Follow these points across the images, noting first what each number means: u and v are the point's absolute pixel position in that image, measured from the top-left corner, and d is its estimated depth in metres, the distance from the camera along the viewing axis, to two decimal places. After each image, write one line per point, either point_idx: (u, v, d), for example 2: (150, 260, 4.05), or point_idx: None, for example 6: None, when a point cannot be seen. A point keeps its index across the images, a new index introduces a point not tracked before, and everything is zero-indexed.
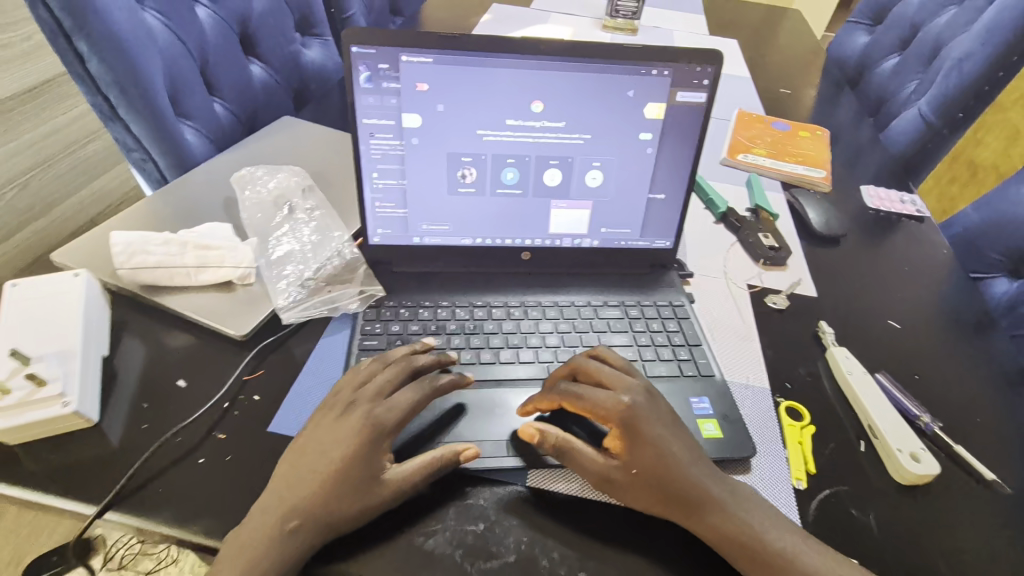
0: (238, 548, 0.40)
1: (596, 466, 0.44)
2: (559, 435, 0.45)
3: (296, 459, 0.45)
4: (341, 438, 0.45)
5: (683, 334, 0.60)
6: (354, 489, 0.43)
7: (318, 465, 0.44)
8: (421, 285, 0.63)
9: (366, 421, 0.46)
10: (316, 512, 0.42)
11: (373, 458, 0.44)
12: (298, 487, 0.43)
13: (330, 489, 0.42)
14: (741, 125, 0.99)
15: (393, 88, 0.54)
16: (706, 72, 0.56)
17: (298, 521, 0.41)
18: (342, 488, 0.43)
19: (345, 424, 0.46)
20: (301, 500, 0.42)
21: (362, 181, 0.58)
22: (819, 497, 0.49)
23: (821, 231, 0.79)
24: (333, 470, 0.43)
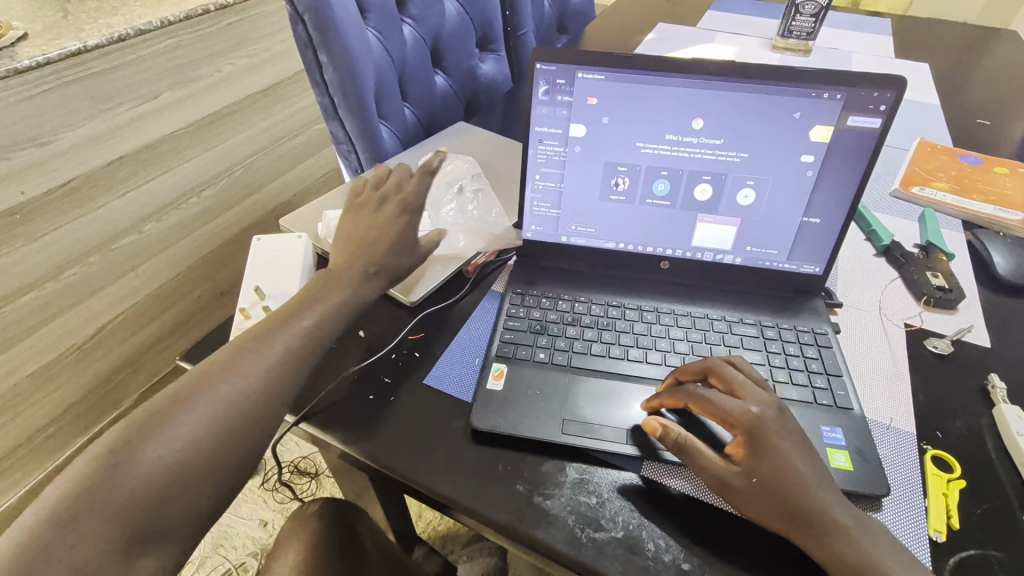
0: (295, 312, 0.51)
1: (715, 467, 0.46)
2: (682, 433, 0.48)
3: (351, 231, 0.59)
4: (391, 214, 0.60)
5: (822, 362, 0.59)
6: (402, 246, 0.59)
7: (383, 230, 0.59)
8: (563, 279, 0.69)
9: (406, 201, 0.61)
10: (388, 267, 0.58)
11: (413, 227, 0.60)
12: (374, 246, 0.58)
13: (396, 249, 0.59)
14: (920, 156, 0.91)
15: (565, 101, 0.61)
16: (885, 97, 0.54)
17: (377, 269, 0.57)
18: (400, 247, 0.59)
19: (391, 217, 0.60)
20: (379, 258, 0.58)
21: (525, 181, 0.66)
22: (960, 554, 0.46)
23: (1008, 278, 0.70)
24: (393, 236, 0.59)
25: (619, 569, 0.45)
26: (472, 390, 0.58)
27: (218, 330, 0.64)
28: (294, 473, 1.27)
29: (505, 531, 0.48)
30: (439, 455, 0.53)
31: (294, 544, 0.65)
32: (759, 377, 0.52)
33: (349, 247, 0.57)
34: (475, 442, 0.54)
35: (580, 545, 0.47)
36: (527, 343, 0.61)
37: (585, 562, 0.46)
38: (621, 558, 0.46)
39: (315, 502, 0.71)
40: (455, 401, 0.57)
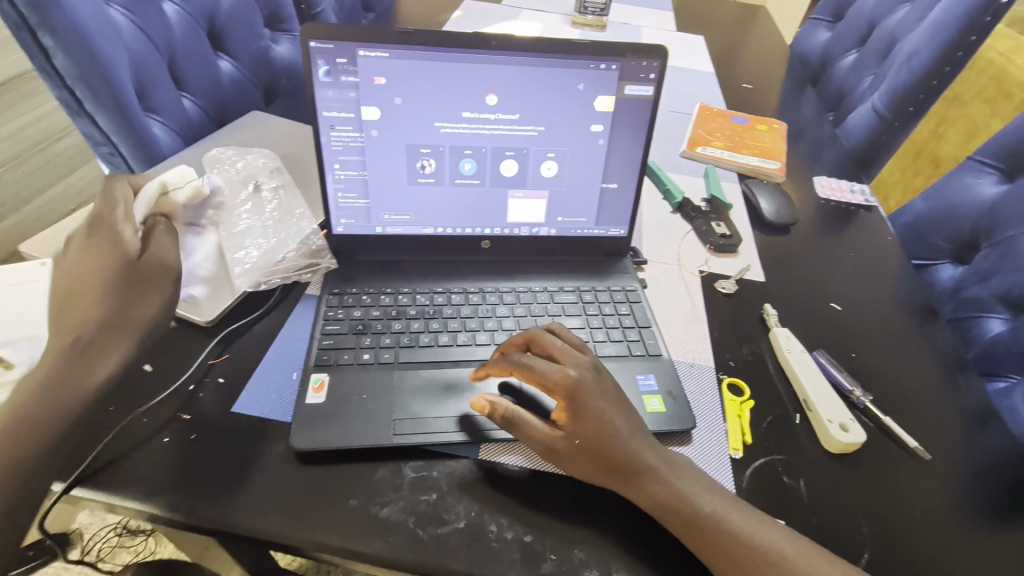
0: (26, 384, 0.41)
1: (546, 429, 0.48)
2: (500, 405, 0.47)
3: (21, 301, 0.44)
4: (83, 256, 0.46)
5: (634, 316, 0.63)
6: (117, 290, 0.46)
7: (70, 284, 0.45)
8: (384, 272, 0.65)
9: (100, 232, 0.48)
10: (101, 317, 0.44)
11: (114, 262, 0.46)
12: (68, 307, 0.44)
13: (103, 288, 0.45)
14: (701, 119, 1.03)
15: (350, 82, 0.56)
16: (652, 66, 0.59)
17: (87, 332, 0.43)
18: (109, 285, 0.45)
19: (99, 244, 0.47)
20: (93, 318, 0.44)
21: (324, 172, 0.61)
22: (754, 465, 0.53)
23: (772, 220, 0.82)
24: (85, 281, 0.45)
25: (464, 561, 0.44)
26: (291, 407, 0.52)
27: None
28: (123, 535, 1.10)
29: (340, 554, 0.44)
30: (256, 489, 0.47)
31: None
32: (578, 339, 0.54)
33: (36, 324, 0.43)
34: (299, 464, 0.48)
35: (422, 547, 0.45)
36: (348, 346, 0.57)
37: (428, 562, 0.44)
38: (464, 548, 0.45)
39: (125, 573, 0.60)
40: (270, 424, 0.51)
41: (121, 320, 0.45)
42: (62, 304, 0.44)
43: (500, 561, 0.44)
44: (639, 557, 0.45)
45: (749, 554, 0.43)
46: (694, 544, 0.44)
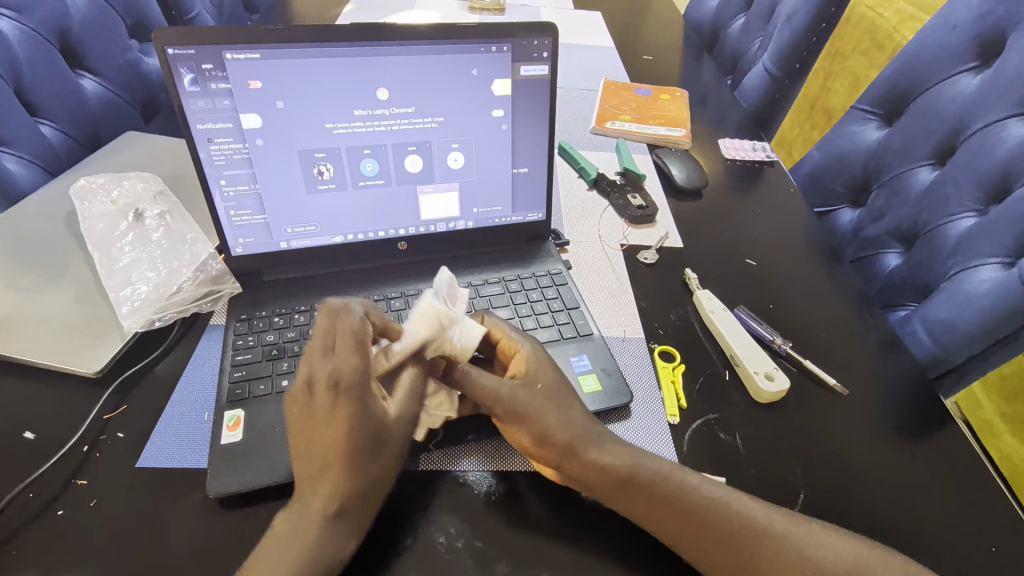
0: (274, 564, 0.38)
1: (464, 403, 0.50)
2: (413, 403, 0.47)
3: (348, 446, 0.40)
4: (333, 419, 0.40)
5: (561, 299, 0.63)
6: (370, 431, 0.41)
7: (324, 444, 0.40)
8: (296, 289, 0.61)
9: (346, 387, 0.41)
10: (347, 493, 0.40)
11: (371, 404, 0.42)
12: (324, 477, 0.40)
13: (353, 452, 0.40)
14: (606, 94, 1.03)
15: (222, 89, 0.52)
16: (544, 44, 0.58)
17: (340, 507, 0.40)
18: (358, 445, 0.41)
19: (318, 412, 0.41)
20: (333, 491, 0.40)
21: (210, 190, 0.55)
22: (692, 427, 0.54)
23: (684, 185, 0.84)
24: (343, 436, 0.40)
25: None
26: (204, 449, 0.47)
27: None
28: None
29: None
30: (175, 546, 0.42)
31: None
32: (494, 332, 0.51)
33: (332, 476, 0.40)
34: (222, 511, 0.44)
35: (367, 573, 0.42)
36: (263, 374, 0.52)
37: None
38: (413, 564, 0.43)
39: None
40: (183, 471, 0.46)
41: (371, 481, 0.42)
42: (308, 442, 0.41)
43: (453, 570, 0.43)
44: (595, 534, 0.45)
45: (711, 507, 0.44)
46: (659, 509, 0.44)
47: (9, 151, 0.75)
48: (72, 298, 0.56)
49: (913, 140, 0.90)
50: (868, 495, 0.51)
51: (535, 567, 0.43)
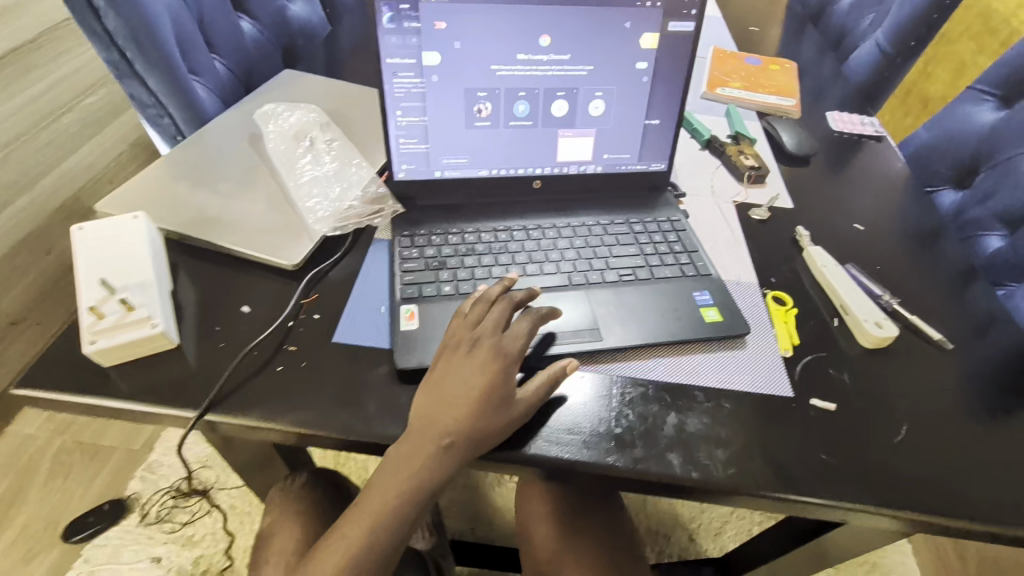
0: (393, 474, 0.47)
1: (511, 335, 0.52)
2: (500, 362, 0.49)
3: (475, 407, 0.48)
4: (475, 370, 0.49)
5: (682, 243, 0.68)
6: (497, 409, 0.48)
7: (457, 394, 0.48)
8: (446, 214, 0.69)
9: (493, 353, 0.50)
10: (464, 432, 0.47)
11: (506, 381, 0.49)
12: (450, 413, 0.48)
13: (478, 407, 0.48)
14: (716, 61, 1.06)
15: (413, 28, 0.59)
16: (694, 3, 0.62)
17: (450, 441, 0.47)
18: (484, 406, 0.48)
19: (472, 375, 0.49)
20: (452, 424, 0.47)
21: (388, 119, 0.64)
22: (804, 361, 0.59)
23: (795, 151, 0.87)
24: (476, 395, 0.48)
25: (565, 451, 0.50)
26: (386, 334, 0.57)
27: (62, 341, 0.55)
28: (178, 498, 1.17)
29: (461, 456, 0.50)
30: (370, 403, 0.52)
31: (288, 523, 0.70)
32: None
33: (453, 416, 0.47)
34: (403, 381, 0.53)
35: (526, 440, 0.50)
36: (429, 281, 0.61)
37: (535, 453, 0.50)
38: (563, 439, 0.51)
39: (300, 477, 0.76)
40: (370, 349, 0.55)
41: (481, 435, 0.47)
42: (451, 391, 0.48)
43: (596, 449, 0.51)
44: (718, 437, 0.52)
45: None
46: None
47: (200, 81, 0.86)
48: (265, 203, 0.66)
49: None
50: (966, 435, 0.55)
51: (666, 455, 0.51)
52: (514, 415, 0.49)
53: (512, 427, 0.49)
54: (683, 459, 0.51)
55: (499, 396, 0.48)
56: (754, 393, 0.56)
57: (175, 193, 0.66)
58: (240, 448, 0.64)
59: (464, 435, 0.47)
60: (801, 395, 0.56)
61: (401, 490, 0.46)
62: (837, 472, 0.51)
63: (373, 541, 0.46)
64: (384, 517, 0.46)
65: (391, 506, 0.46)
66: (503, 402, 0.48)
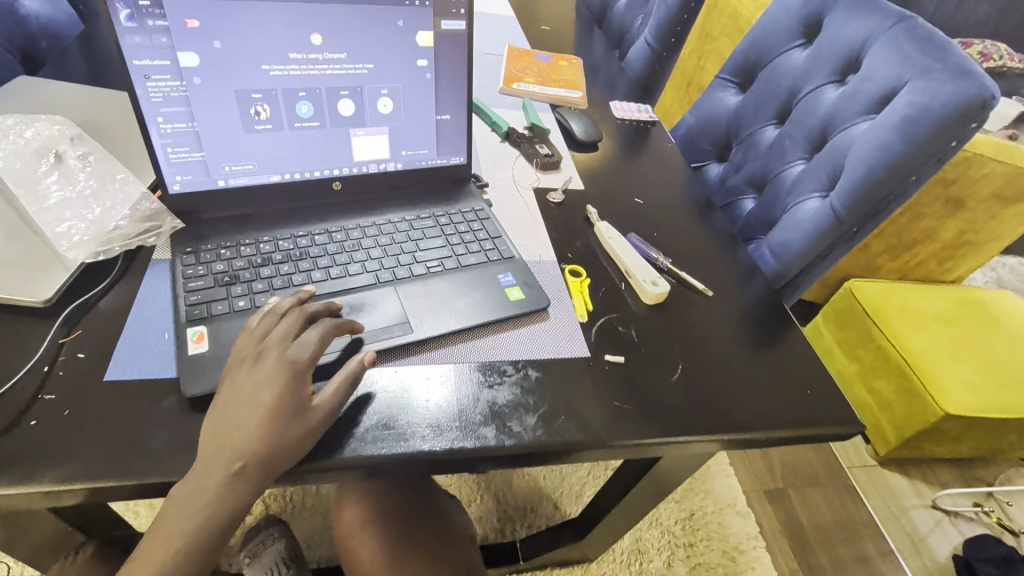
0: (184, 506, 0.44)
1: (300, 343, 0.50)
2: (289, 371, 0.48)
3: (265, 425, 0.46)
4: (262, 384, 0.47)
5: (486, 230, 0.72)
6: (290, 421, 0.47)
7: (245, 414, 0.46)
8: (237, 225, 0.64)
9: (280, 363, 0.48)
10: (255, 452, 0.45)
11: (298, 391, 0.48)
12: (239, 435, 0.46)
13: (268, 424, 0.46)
14: (511, 59, 1.13)
15: (159, 27, 0.54)
16: (461, 2, 0.66)
17: (242, 464, 0.45)
18: (274, 422, 0.46)
19: (259, 392, 0.47)
20: (241, 447, 0.45)
21: (147, 128, 0.58)
22: (598, 324, 0.66)
23: (583, 138, 0.97)
24: (265, 411, 0.46)
25: (382, 446, 0.50)
26: (171, 362, 0.52)
27: None
28: None
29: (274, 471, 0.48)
30: (156, 439, 0.47)
31: None
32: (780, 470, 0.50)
33: (243, 437, 0.45)
34: (196, 409, 0.49)
35: (339, 446, 0.50)
36: (219, 298, 0.56)
37: (351, 455, 0.49)
38: (380, 436, 0.51)
39: (87, 547, 0.67)
40: (154, 382, 0.50)
41: (274, 453, 0.46)
42: (239, 413, 0.46)
43: (414, 438, 0.52)
44: (528, 403, 0.56)
45: None
46: None
47: None
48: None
49: (761, 104, 1.09)
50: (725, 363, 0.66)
51: (480, 430, 0.53)
52: (312, 422, 0.47)
53: (311, 438, 0.47)
54: (496, 430, 0.54)
55: (292, 409, 0.47)
56: (558, 359, 0.61)
57: None
58: (11, 528, 0.54)
59: (255, 457, 0.45)
60: (597, 353, 0.63)
61: (190, 529, 0.44)
62: (629, 415, 0.58)
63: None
64: (173, 561, 0.43)
65: (179, 549, 0.44)
66: (297, 412, 0.47)
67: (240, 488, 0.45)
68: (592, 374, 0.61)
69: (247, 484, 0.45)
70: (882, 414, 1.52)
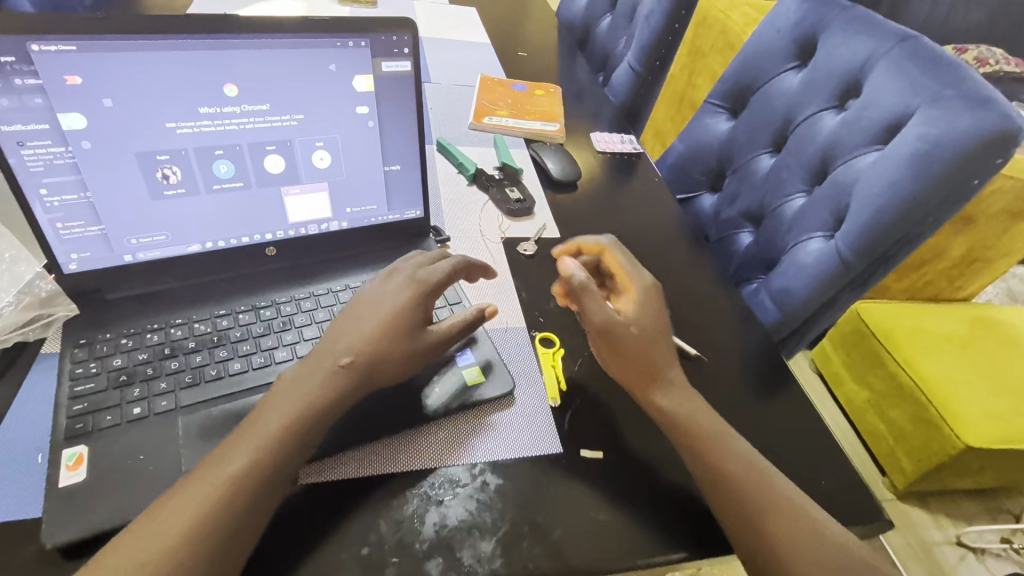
0: (265, 416, 0.44)
1: (435, 267, 0.55)
2: (420, 288, 0.52)
3: (371, 328, 0.49)
4: (393, 296, 0.52)
5: (443, 295, 0.63)
6: (410, 335, 0.51)
7: (360, 322, 0.50)
8: (147, 306, 0.55)
9: (411, 282, 0.53)
10: (368, 352, 0.48)
11: (425, 308, 0.52)
12: (356, 335, 0.49)
13: (387, 328, 0.50)
14: (483, 90, 1.05)
15: (32, 86, 0.45)
16: (405, 40, 0.57)
17: (350, 359, 0.48)
18: (395, 326, 0.50)
19: (394, 302, 0.51)
20: (359, 342, 0.49)
21: (27, 202, 0.49)
22: (572, 408, 0.56)
23: (559, 177, 0.88)
24: (391, 317, 0.50)
25: None
26: (39, 495, 0.42)
27: None
28: None
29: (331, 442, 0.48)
30: None
31: None
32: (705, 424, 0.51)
33: (348, 340, 0.49)
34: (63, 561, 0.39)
35: None
36: (110, 405, 0.47)
37: None
38: None
39: None
40: (13, 525, 0.40)
41: (372, 365, 0.48)
42: (348, 324, 0.50)
43: None
44: (484, 526, 0.47)
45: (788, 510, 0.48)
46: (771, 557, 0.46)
47: None
48: None
49: (754, 131, 1.00)
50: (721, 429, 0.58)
51: (425, 565, 0.44)
52: (426, 338, 0.51)
53: (412, 357, 0.50)
54: (444, 565, 0.44)
55: (411, 319, 0.51)
56: (524, 459, 0.51)
57: None
58: None
59: (364, 359, 0.48)
60: (570, 448, 0.53)
61: (248, 459, 0.41)
62: (610, 531, 0.48)
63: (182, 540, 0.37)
64: (212, 497, 0.39)
65: (212, 492, 0.39)
66: (415, 328, 0.51)
67: (326, 392, 0.46)
68: (563, 477, 0.51)
69: (347, 381, 0.47)
70: (897, 444, 1.40)
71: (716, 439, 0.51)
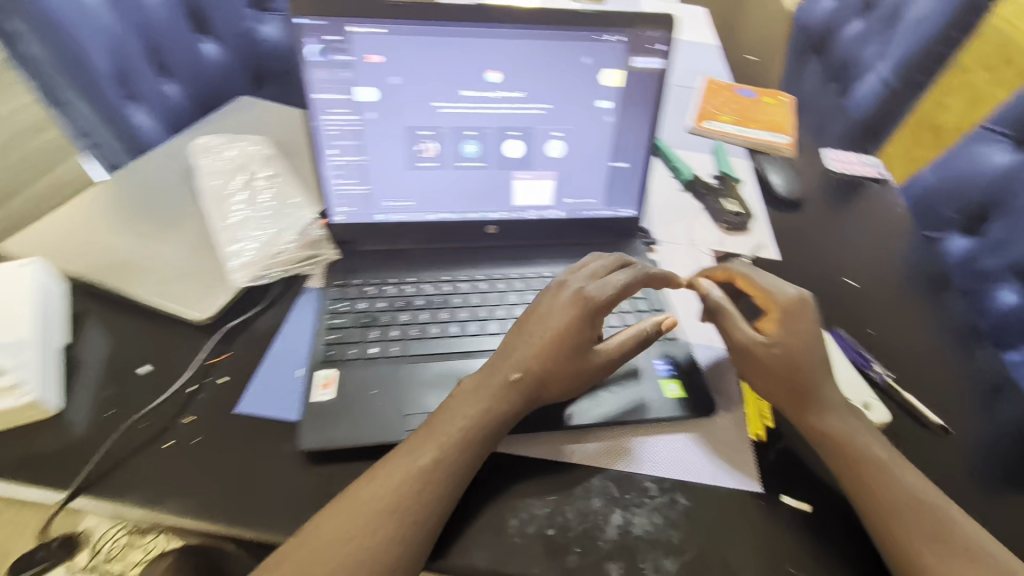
0: (446, 420, 0.46)
1: (605, 283, 0.53)
2: (587, 303, 0.51)
3: (539, 347, 0.50)
4: (559, 311, 0.51)
5: (648, 300, 0.62)
6: (576, 357, 0.50)
7: (533, 335, 0.51)
8: (388, 261, 0.63)
9: (577, 297, 0.52)
10: (537, 369, 0.49)
11: (590, 327, 0.51)
12: (524, 351, 0.50)
13: (551, 349, 0.49)
14: (706, 94, 1.00)
15: (343, 62, 0.54)
16: (661, 37, 0.56)
17: (519, 375, 0.49)
18: (560, 347, 0.50)
19: (560, 320, 0.51)
20: (526, 360, 0.49)
21: (320, 159, 0.58)
22: (778, 447, 0.51)
23: (784, 195, 0.81)
24: (557, 333, 0.50)
25: (485, 557, 0.43)
26: (297, 403, 0.50)
27: None
28: None
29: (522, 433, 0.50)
30: (265, 488, 0.45)
31: None
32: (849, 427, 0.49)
33: (515, 355, 0.50)
34: (309, 463, 0.46)
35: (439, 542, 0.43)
36: (354, 340, 0.54)
37: (449, 561, 0.42)
38: (484, 544, 0.43)
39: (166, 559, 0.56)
40: (278, 422, 0.49)
41: (539, 382, 0.49)
42: (519, 335, 0.51)
43: (524, 556, 0.43)
44: (670, 543, 0.45)
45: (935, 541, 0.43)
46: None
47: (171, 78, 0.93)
48: (188, 248, 0.61)
49: None
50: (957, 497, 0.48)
51: (605, 565, 0.43)
52: (590, 360, 0.50)
53: (581, 374, 0.50)
54: (625, 571, 0.43)
55: (576, 340, 0.50)
56: (717, 489, 0.48)
57: (95, 235, 0.61)
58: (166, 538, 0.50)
59: (533, 373, 0.49)
60: (771, 490, 0.48)
61: (432, 461, 0.44)
62: None
63: (353, 541, 0.40)
64: (405, 488, 0.42)
65: (407, 482, 0.42)
66: (583, 346, 0.50)
67: (496, 407, 0.47)
68: (762, 521, 0.46)
69: (518, 397, 0.48)
70: None
71: (928, 530, 0.43)
